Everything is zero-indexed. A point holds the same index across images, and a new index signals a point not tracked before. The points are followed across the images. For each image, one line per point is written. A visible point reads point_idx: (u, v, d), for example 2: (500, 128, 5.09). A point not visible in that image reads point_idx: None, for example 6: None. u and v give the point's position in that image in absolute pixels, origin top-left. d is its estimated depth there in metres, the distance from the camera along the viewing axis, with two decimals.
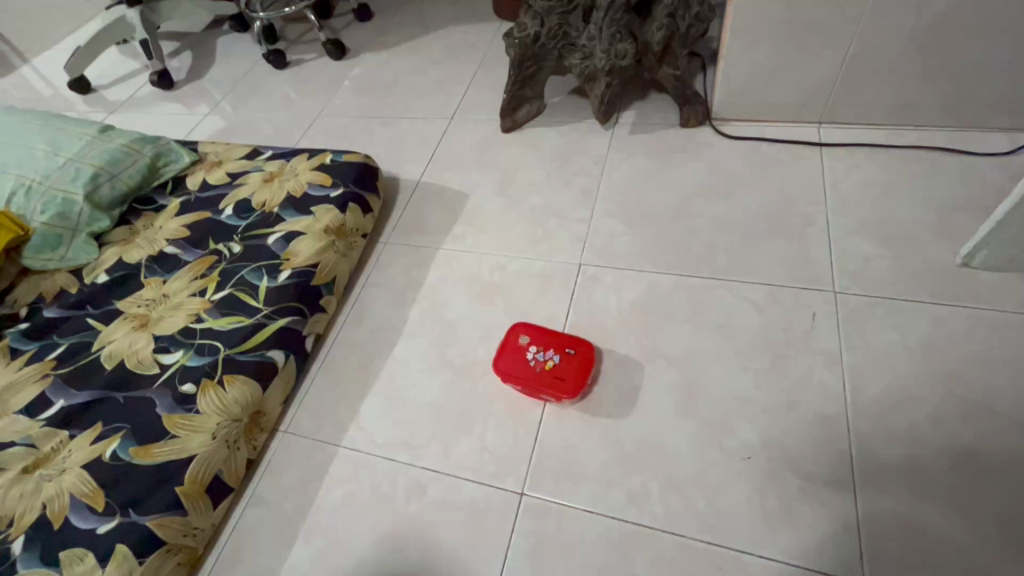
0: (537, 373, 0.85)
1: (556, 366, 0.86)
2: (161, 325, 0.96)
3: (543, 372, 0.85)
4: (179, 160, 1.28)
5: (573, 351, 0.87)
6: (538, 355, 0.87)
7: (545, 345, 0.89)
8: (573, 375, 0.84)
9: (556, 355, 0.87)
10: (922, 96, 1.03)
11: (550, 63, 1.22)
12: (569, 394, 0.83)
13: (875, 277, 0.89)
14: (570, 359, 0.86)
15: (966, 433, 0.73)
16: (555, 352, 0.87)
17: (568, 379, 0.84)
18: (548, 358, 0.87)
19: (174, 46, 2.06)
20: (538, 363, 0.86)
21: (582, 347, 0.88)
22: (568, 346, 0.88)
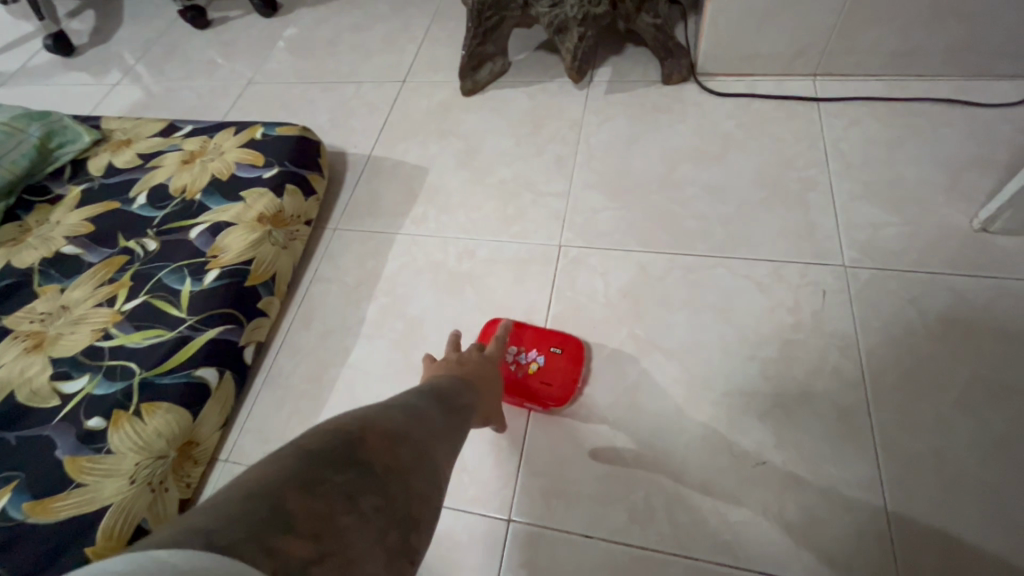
0: (519, 378, 0.75)
1: (540, 369, 0.75)
2: (61, 344, 0.79)
3: (526, 378, 0.75)
4: (76, 140, 1.07)
5: (560, 350, 0.77)
6: (520, 355, 0.77)
7: (528, 344, 0.78)
8: (558, 382, 0.74)
9: (539, 355, 0.77)
10: (927, 41, 0.93)
11: (513, 13, 1.06)
12: (554, 402, 0.73)
13: (887, 247, 0.80)
14: (556, 361, 0.76)
15: (999, 420, 0.65)
16: (539, 352, 0.77)
17: (554, 385, 0.74)
18: (531, 359, 0.76)
19: (73, 4, 1.76)
20: (520, 366, 0.76)
21: (570, 345, 0.77)
22: (552, 343, 0.78)
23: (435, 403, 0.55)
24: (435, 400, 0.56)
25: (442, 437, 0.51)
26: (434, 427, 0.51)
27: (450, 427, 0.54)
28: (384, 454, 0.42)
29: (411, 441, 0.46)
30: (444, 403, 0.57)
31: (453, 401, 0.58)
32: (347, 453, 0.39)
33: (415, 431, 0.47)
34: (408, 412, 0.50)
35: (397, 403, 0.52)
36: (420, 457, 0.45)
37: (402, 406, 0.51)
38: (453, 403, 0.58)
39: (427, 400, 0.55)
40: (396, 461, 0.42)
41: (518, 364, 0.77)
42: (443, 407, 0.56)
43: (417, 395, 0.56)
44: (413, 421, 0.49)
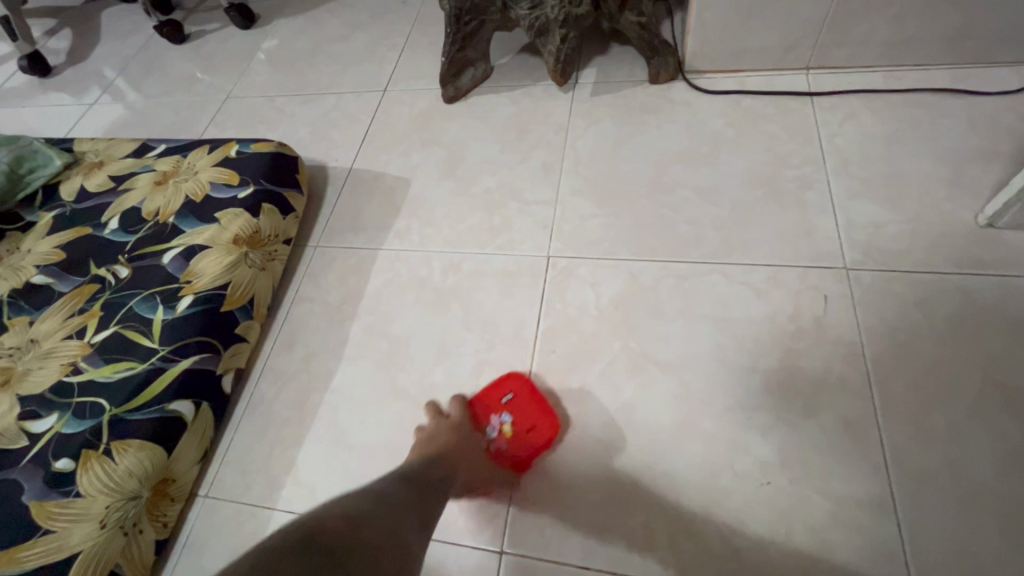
0: (508, 448, 0.68)
1: (514, 427, 0.69)
2: (29, 380, 0.76)
3: (512, 443, 0.68)
4: (48, 165, 1.04)
5: (512, 396, 0.71)
6: (489, 429, 0.70)
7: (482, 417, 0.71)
8: (543, 417, 0.69)
9: (503, 415, 0.70)
10: (922, 29, 0.89)
11: (492, 17, 1.03)
12: (552, 431, 0.68)
13: (889, 247, 0.76)
14: (521, 406, 0.70)
15: (1015, 428, 0.62)
16: (499, 411, 0.70)
17: (543, 425, 0.69)
18: (502, 424, 0.69)
19: (50, 23, 1.73)
20: (498, 438, 0.69)
21: (516, 383, 0.72)
22: (499, 397, 0.72)
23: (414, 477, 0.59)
24: (415, 474, 0.59)
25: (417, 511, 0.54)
26: (407, 502, 0.54)
27: (427, 499, 0.57)
28: (344, 536, 0.45)
29: (381, 522, 0.49)
30: (423, 474, 0.60)
31: (434, 471, 0.61)
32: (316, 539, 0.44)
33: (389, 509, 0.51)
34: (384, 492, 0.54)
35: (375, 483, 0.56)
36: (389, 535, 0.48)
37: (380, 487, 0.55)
38: (423, 479, 0.59)
39: (407, 475, 0.59)
40: (357, 541, 0.45)
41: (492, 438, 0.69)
42: (421, 479, 0.59)
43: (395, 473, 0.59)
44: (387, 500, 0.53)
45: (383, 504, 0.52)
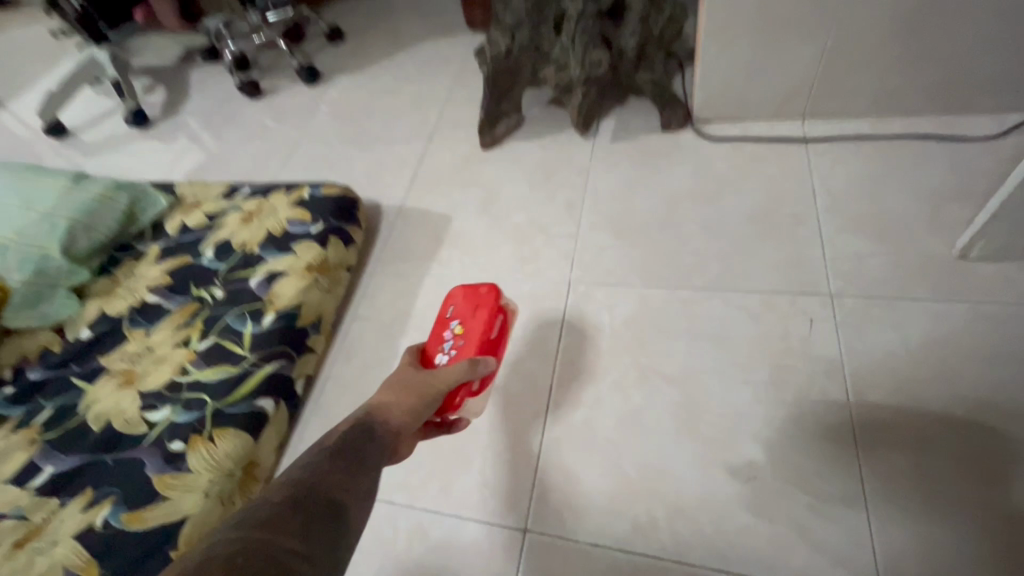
0: (468, 335, 0.85)
1: (462, 327, 0.87)
2: (148, 380, 0.94)
3: (470, 331, 0.86)
4: (155, 205, 1.25)
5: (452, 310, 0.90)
6: (444, 345, 0.85)
7: (435, 343, 0.86)
8: (479, 300, 0.90)
9: (449, 329, 0.87)
10: (905, 83, 1.01)
11: (525, 77, 1.21)
12: (491, 302, 0.89)
13: (870, 276, 0.87)
14: (459, 313, 0.89)
15: (975, 435, 0.70)
16: (445, 331, 0.88)
17: (481, 305, 0.89)
18: (453, 331, 0.87)
19: (148, 81, 2.03)
20: (454, 340, 0.85)
21: (443, 306, 0.91)
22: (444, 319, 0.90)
23: (347, 459, 0.55)
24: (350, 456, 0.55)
25: (355, 496, 0.50)
26: (344, 486, 0.50)
27: (366, 482, 0.54)
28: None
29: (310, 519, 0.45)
30: (359, 450, 0.57)
31: (365, 446, 0.58)
32: (250, 558, 0.39)
33: (328, 499, 0.48)
34: (312, 484, 0.49)
35: (295, 473, 0.50)
36: (330, 527, 0.45)
37: (308, 476, 0.50)
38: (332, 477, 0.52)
39: (343, 455, 0.55)
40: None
41: (453, 344, 0.85)
42: (356, 458, 0.55)
43: (316, 458, 0.53)
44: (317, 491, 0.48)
45: (314, 494, 0.48)
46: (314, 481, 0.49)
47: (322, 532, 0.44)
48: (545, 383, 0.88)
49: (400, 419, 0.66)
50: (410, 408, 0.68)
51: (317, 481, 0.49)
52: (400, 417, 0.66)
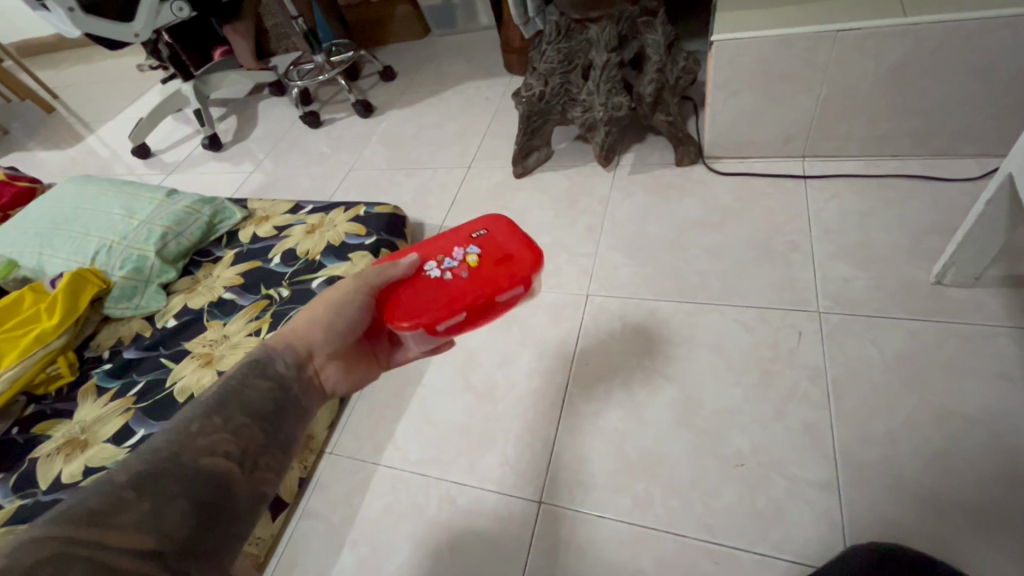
0: (474, 272, 0.78)
1: (476, 256, 0.81)
2: (224, 361, 1.11)
3: (478, 267, 0.79)
4: (232, 217, 1.46)
5: (481, 234, 0.84)
6: (446, 264, 0.80)
7: (448, 247, 0.83)
8: (516, 252, 0.81)
9: (468, 247, 0.82)
10: (893, 129, 1.13)
11: (555, 117, 1.38)
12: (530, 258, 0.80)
13: (855, 296, 0.98)
14: (485, 242, 0.83)
15: (939, 436, 0.80)
16: (464, 245, 0.83)
17: (514, 252, 0.81)
18: (465, 258, 0.80)
19: (222, 111, 2.30)
20: (459, 268, 0.79)
21: (483, 224, 0.86)
22: (467, 236, 0.84)
23: (221, 430, 0.48)
24: (218, 430, 0.48)
25: (239, 467, 0.46)
26: (221, 455, 0.46)
27: (249, 449, 0.48)
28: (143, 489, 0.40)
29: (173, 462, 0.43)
30: (241, 409, 0.51)
31: (262, 402, 0.54)
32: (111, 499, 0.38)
33: (200, 472, 0.43)
34: (160, 475, 0.41)
35: (130, 469, 0.41)
36: (218, 480, 0.44)
37: (170, 440, 0.45)
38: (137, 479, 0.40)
39: (211, 431, 0.47)
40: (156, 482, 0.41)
41: (455, 266, 0.79)
42: (234, 421, 0.50)
43: (176, 425, 0.47)
44: (162, 484, 0.41)
45: (181, 453, 0.44)
46: (174, 451, 0.44)
47: (209, 482, 0.43)
48: (561, 379, 1.02)
49: (313, 334, 0.67)
50: (322, 326, 0.68)
51: (158, 475, 0.41)
52: (313, 330, 0.67)
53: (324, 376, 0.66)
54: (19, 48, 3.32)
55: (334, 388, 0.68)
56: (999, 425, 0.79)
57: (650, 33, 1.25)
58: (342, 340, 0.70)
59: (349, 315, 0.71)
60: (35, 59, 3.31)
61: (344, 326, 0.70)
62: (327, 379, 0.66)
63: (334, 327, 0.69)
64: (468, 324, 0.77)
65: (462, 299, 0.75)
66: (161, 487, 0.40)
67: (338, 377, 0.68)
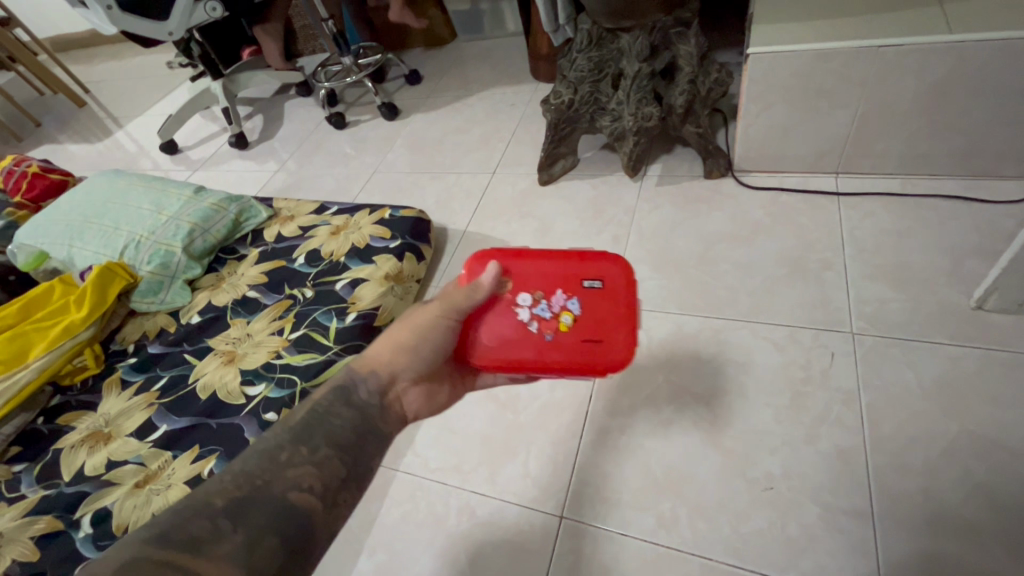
0: (559, 333, 0.76)
1: (574, 313, 0.77)
2: (247, 360, 1.12)
3: (566, 333, 0.76)
4: (257, 216, 1.47)
5: (592, 288, 0.80)
6: (541, 311, 0.77)
7: (553, 290, 0.79)
8: (611, 336, 0.75)
9: (571, 300, 0.79)
10: (932, 148, 1.11)
11: (583, 125, 1.38)
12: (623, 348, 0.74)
13: (891, 319, 0.95)
14: (591, 300, 0.79)
15: (981, 468, 0.77)
16: (570, 295, 0.79)
17: (610, 328, 0.76)
18: (562, 313, 0.77)
19: (249, 110, 2.33)
20: (550, 324, 0.77)
21: (603, 276, 0.80)
22: (581, 283, 0.80)
23: (306, 463, 0.52)
24: (304, 462, 0.52)
25: (321, 503, 0.50)
26: (306, 490, 0.50)
27: (330, 485, 0.52)
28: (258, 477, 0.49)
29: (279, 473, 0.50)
30: (324, 441, 0.55)
31: (343, 432, 0.57)
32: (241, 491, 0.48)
33: (288, 506, 0.49)
34: (252, 506, 0.47)
35: (228, 495, 0.47)
36: (304, 512, 0.49)
37: (259, 468, 0.50)
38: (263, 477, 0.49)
39: (298, 463, 0.52)
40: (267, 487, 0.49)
41: (546, 319, 0.77)
42: (319, 452, 0.54)
43: (271, 448, 0.52)
44: (254, 516, 0.47)
45: (275, 480, 0.50)
46: (268, 480, 0.49)
47: (291, 513, 0.48)
48: (585, 392, 1.00)
49: (398, 358, 0.67)
50: (407, 350, 0.69)
51: (253, 501, 0.48)
52: (397, 354, 0.68)
53: (403, 401, 0.65)
54: (54, 43, 3.39)
55: (415, 414, 0.67)
56: None
57: (683, 44, 1.22)
58: (425, 365, 0.70)
59: (435, 339, 0.71)
60: (70, 54, 3.39)
61: (429, 351, 0.70)
62: (409, 404, 0.66)
63: (419, 351, 0.69)
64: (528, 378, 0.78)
65: (531, 363, 0.74)
66: (253, 520, 0.46)
67: (418, 404, 0.68)
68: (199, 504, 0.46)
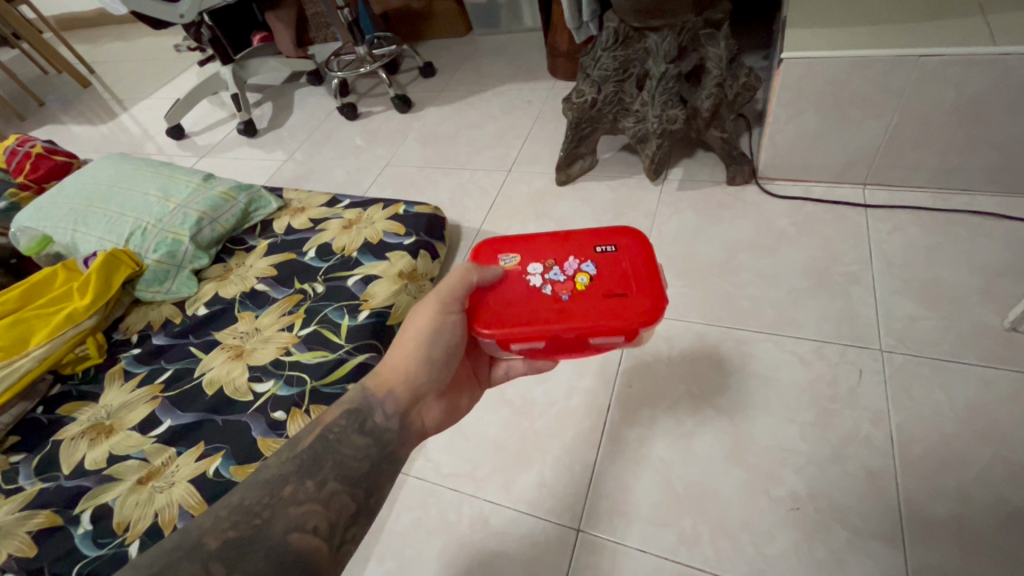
0: (576, 292, 0.71)
1: (587, 274, 0.73)
2: (255, 356, 1.09)
3: (584, 293, 0.71)
4: (267, 207, 1.43)
5: (606, 251, 0.75)
6: (552, 275, 0.73)
7: (562, 255, 0.76)
8: (631, 288, 0.71)
9: (584, 263, 0.75)
10: (965, 163, 1.08)
11: (604, 125, 1.35)
12: (648, 300, 0.69)
13: (922, 337, 0.93)
14: (607, 260, 0.74)
15: (1014, 495, 0.75)
16: (581, 257, 0.75)
17: (630, 283, 0.71)
18: (576, 275, 0.73)
19: (257, 97, 2.28)
20: (564, 285, 0.72)
21: (613, 239, 0.76)
22: (592, 247, 0.76)
23: (312, 499, 0.52)
24: (310, 498, 0.52)
25: (326, 544, 0.50)
26: (310, 530, 0.50)
27: (337, 524, 0.52)
28: (256, 515, 0.49)
29: (280, 509, 0.50)
30: (334, 474, 0.55)
31: (355, 462, 0.57)
32: (239, 527, 0.47)
33: (288, 547, 0.48)
34: (248, 547, 0.46)
35: (221, 536, 0.46)
36: (304, 556, 0.48)
37: (260, 500, 0.50)
38: (261, 514, 0.49)
39: (303, 499, 0.52)
40: (266, 525, 0.48)
41: (559, 281, 0.73)
42: (327, 487, 0.54)
43: (275, 480, 0.53)
44: (250, 559, 0.45)
45: (278, 518, 0.49)
46: (268, 517, 0.49)
47: (289, 556, 0.47)
48: (604, 400, 0.97)
49: (415, 372, 0.66)
50: (422, 359, 0.66)
51: (252, 539, 0.47)
52: (412, 366, 0.66)
53: (425, 415, 0.67)
54: (59, 21, 3.34)
55: (436, 426, 0.69)
56: None
57: (712, 46, 1.19)
58: (439, 371, 0.68)
59: (444, 340, 0.68)
60: (76, 33, 3.33)
61: (439, 353, 0.68)
62: (430, 420, 0.68)
63: (433, 358, 0.67)
64: (547, 348, 0.73)
65: (551, 326, 0.69)
66: (248, 565, 0.45)
67: (439, 417, 0.70)
68: (194, 544, 0.45)
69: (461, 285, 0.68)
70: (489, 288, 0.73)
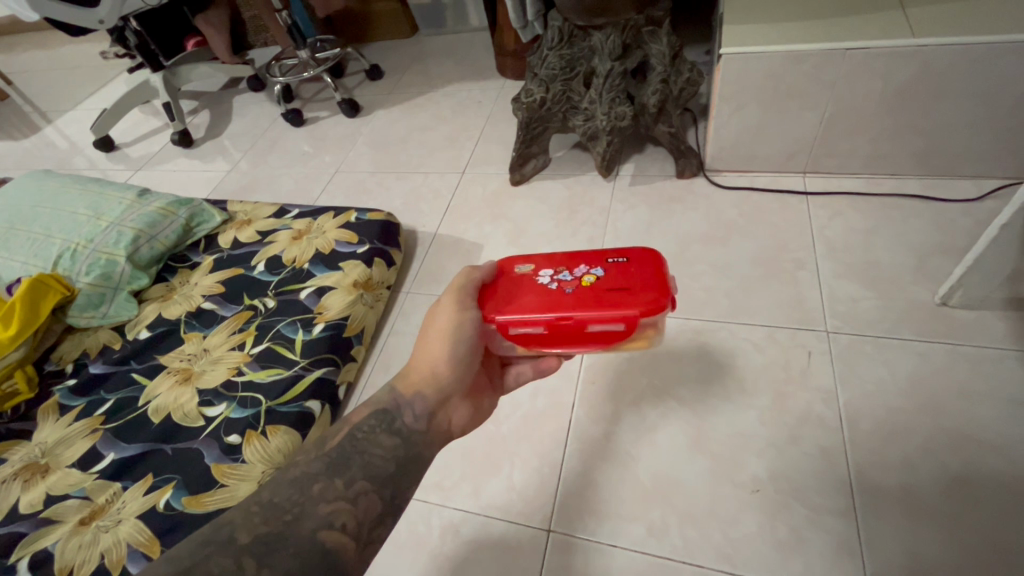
0: (584, 288, 0.68)
1: (595, 273, 0.70)
2: (204, 378, 1.03)
3: (588, 291, 0.68)
4: (210, 221, 1.36)
5: (623, 259, 0.70)
6: (561, 275, 0.71)
7: (575, 261, 0.73)
8: (640, 289, 0.66)
9: (595, 267, 0.71)
10: (893, 149, 1.15)
11: (555, 124, 1.35)
12: (655, 294, 0.65)
13: (864, 317, 0.97)
14: (623, 268, 0.69)
15: (954, 461, 0.80)
16: (592, 264, 0.71)
17: (642, 283, 0.67)
18: (585, 276, 0.70)
19: (194, 105, 2.18)
20: (572, 282, 0.69)
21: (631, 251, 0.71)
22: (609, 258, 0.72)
23: (341, 497, 0.50)
24: (338, 497, 0.50)
25: (353, 543, 0.48)
26: (338, 529, 0.48)
27: (364, 524, 0.50)
28: (285, 510, 0.47)
29: (309, 503, 0.49)
30: (362, 473, 0.54)
31: (384, 463, 0.56)
32: (267, 521, 0.46)
33: (317, 545, 0.46)
34: (276, 544, 0.45)
35: (253, 532, 0.45)
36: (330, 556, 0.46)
37: (291, 496, 0.49)
38: (294, 508, 0.48)
39: (332, 497, 0.50)
40: (294, 520, 0.47)
41: (566, 279, 0.70)
42: (354, 487, 0.52)
43: (304, 478, 0.51)
44: (277, 557, 0.44)
45: (307, 515, 0.48)
46: (297, 514, 0.47)
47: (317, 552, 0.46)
48: (568, 399, 0.98)
49: (442, 373, 0.64)
50: (448, 360, 0.65)
51: (279, 537, 0.45)
52: (440, 366, 0.64)
53: (454, 416, 0.65)
54: None
55: (463, 429, 0.66)
56: (1016, 452, 0.79)
57: (655, 43, 1.21)
58: (465, 373, 0.67)
59: (468, 339, 0.67)
60: None
61: (465, 354, 0.66)
62: (458, 421, 0.65)
63: (457, 358, 0.66)
64: (548, 339, 0.69)
65: (548, 312, 0.66)
66: (275, 561, 0.44)
67: (467, 418, 0.67)
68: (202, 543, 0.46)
69: (468, 284, 0.69)
70: (497, 283, 0.72)
